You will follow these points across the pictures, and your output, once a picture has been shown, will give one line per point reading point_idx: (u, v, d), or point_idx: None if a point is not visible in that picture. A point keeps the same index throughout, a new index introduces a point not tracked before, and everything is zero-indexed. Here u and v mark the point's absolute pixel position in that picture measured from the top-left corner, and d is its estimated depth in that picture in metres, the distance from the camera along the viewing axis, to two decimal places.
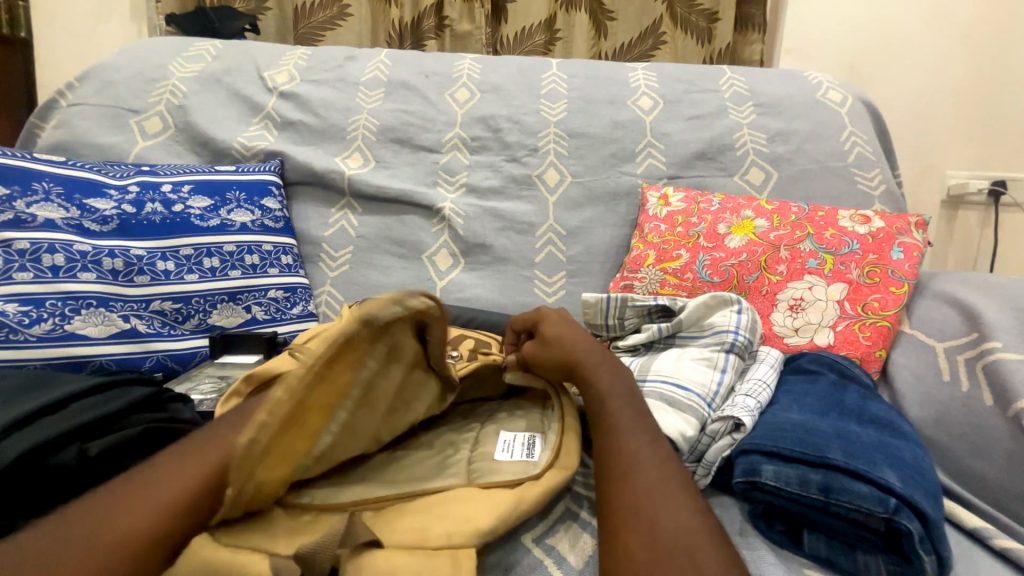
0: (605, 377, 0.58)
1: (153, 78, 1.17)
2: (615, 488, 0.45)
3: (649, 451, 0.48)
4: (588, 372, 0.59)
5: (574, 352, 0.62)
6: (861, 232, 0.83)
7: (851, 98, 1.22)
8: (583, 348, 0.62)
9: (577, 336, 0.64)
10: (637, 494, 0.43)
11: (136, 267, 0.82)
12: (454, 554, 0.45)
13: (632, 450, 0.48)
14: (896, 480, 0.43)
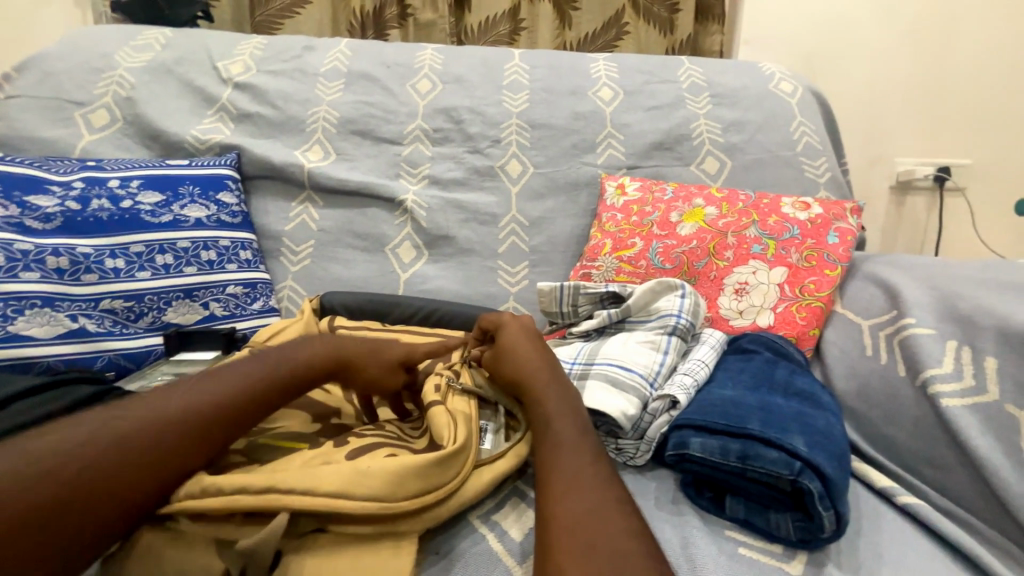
0: (551, 395, 0.58)
1: (98, 68, 1.12)
2: (549, 505, 0.46)
3: (590, 474, 0.48)
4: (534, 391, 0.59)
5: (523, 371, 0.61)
6: (802, 218, 0.87)
7: (801, 88, 1.27)
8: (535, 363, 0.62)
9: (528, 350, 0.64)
10: (565, 510, 0.45)
11: (83, 265, 0.80)
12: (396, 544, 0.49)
13: (568, 467, 0.49)
14: (803, 445, 0.48)
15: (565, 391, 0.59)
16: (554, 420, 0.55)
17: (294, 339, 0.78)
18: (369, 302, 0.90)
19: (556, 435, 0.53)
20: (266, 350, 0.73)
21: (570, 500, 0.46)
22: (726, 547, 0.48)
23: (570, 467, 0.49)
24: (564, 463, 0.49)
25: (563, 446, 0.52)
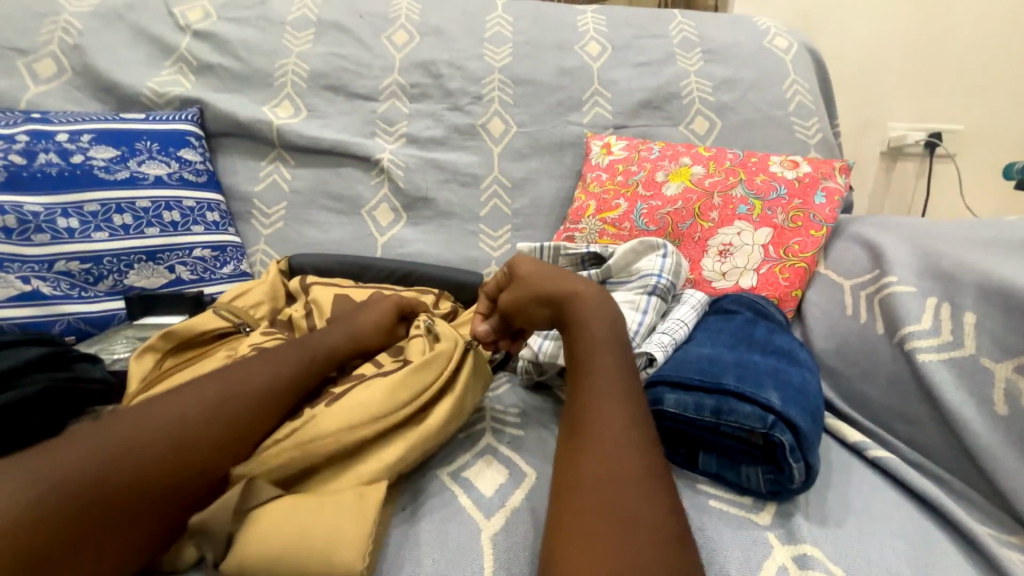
0: (595, 325, 0.55)
1: (41, 12, 1.03)
2: (589, 432, 0.46)
3: (622, 420, 0.47)
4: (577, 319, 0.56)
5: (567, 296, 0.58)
6: (789, 177, 0.85)
7: (796, 45, 1.22)
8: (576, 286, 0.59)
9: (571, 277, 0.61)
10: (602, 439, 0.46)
11: (32, 225, 0.75)
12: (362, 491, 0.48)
13: (607, 393, 0.49)
14: (777, 399, 0.47)
15: (607, 312, 0.56)
16: (595, 354, 0.52)
17: (259, 300, 0.77)
18: (344, 265, 0.87)
19: (591, 362, 0.52)
20: (230, 308, 0.72)
21: (606, 428, 0.46)
22: (696, 501, 0.48)
23: (607, 394, 0.49)
24: (601, 391, 0.49)
25: (598, 373, 0.51)
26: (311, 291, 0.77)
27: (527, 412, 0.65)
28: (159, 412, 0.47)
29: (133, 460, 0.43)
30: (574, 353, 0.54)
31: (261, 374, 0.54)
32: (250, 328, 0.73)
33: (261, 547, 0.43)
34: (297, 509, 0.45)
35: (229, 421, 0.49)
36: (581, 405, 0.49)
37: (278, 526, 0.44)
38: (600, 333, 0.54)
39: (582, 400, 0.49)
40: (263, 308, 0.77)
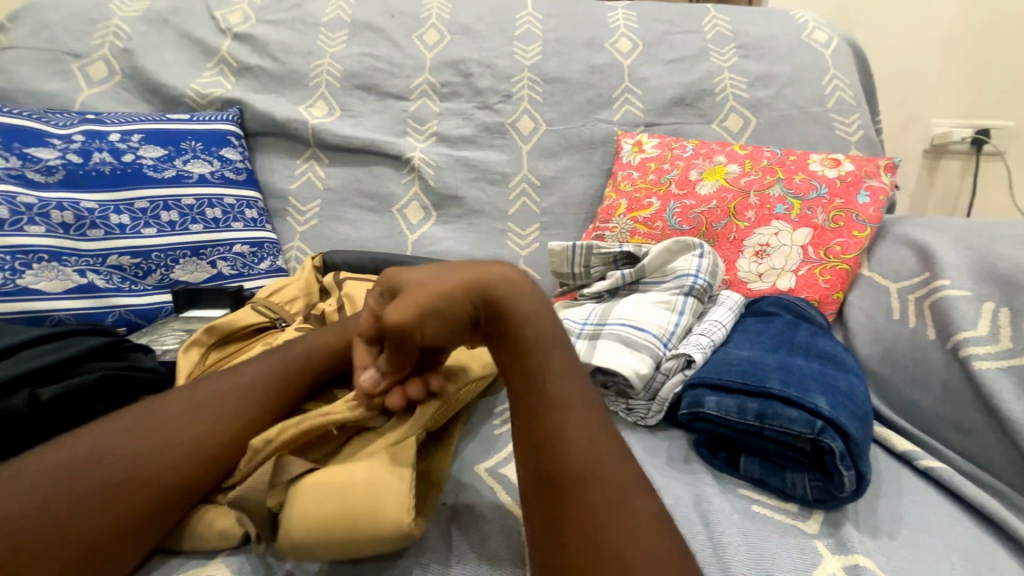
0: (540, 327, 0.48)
1: (93, 18, 1.08)
2: (552, 457, 0.41)
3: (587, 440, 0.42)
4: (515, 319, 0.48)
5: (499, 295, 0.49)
6: (831, 176, 0.82)
7: (836, 38, 1.18)
8: (497, 276, 0.50)
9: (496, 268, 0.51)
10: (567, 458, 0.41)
11: (88, 221, 0.79)
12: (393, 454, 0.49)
13: (560, 403, 0.44)
14: (825, 404, 0.46)
15: (544, 310, 0.49)
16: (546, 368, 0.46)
17: (295, 295, 0.80)
18: (376, 262, 0.88)
19: (540, 366, 0.46)
20: (268, 304, 0.74)
21: (570, 438, 0.42)
22: (738, 504, 0.47)
23: (568, 403, 0.44)
24: (552, 401, 0.44)
25: (550, 380, 0.46)
26: (345, 286, 0.79)
27: None
28: (175, 404, 0.51)
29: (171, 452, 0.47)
30: (517, 357, 0.47)
31: (270, 365, 0.57)
32: (286, 322, 0.74)
33: (300, 513, 0.44)
34: (330, 477, 0.46)
35: (238, 406, 0.52)
36: (534, 416, 0.44)
37: (319, 498, 0.45)
38: (545, 331, 0.48)
39: (535, 413, 0.44)
40: (298, 303, 0.79)
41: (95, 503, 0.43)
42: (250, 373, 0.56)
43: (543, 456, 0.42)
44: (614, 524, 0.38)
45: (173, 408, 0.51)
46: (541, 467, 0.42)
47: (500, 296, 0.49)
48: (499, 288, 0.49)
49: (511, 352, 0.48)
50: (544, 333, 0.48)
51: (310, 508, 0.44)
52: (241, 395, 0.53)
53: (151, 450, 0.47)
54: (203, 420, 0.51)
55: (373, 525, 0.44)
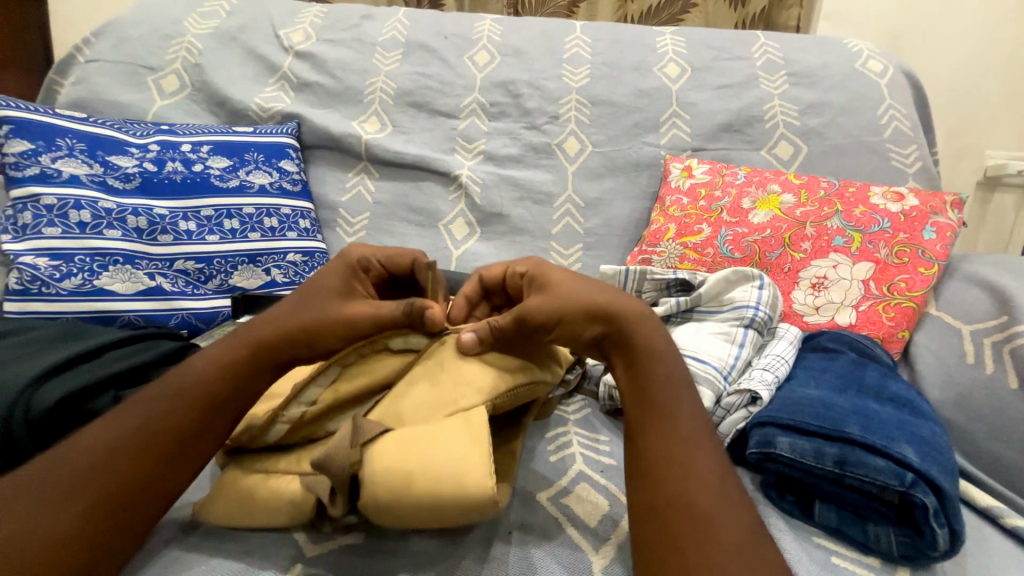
0: (663, 361, 0.51)
1: (169, 34, 1.15)
2: (668, 471, 0.43)
3: (709, 466, 0.44)
4: (642, 344, 0.52)
5: (631, 320, 0.53)
6: (893, 210, 0.80)
7: (892, 68, 1.16)
8: (636, 310, 0.54)
9: (632, 302, 0.55)
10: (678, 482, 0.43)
11: (159, 226, 0.83)
12: (467, 416, 0.49)
13: (682, 436, 0.45)
14: (913, 455, 0.45)
15: (670, 344, 0.53)
16: (661, 394, 0.49)
17: None
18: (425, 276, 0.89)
19: (665, 398, 0.48)
20: None
21: (691, 467, 0.43)
22: (816, 555, 0.45)
23: (687, 437, 0.46)
24: (676, 430, 0.46)
25: (672, 412, 0.48)
26: None
27: (615, 440, 0.64)
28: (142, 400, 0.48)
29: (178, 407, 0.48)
30: (639, 384, 0.50)
31: (223, 345, 0.53)
32: None
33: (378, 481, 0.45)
34: (410, 436, 0.47)
35: (241, 364, 0.52)
36: (652, 439, 0.46)
37: (401, 456, 0.45)
38: (672, 370, 0.51)
39: (651, 438, 0.46)
40: None
41: (76, 492, 0.41)
42: (201, 358, 0.52)
43: (658, 476, 0.44)
44: (730, 553, 0.38)
45: (136, 403, 0.48)
46: (653, 485, 0.43)
47: (628, 330, 0.53)
48: (632, 322, 0.53)
49: (631, 379, 0.51)
50: (670, 369, 0.51)
51: (390, 471, 0.45)
52: (203, 371, 0.51)
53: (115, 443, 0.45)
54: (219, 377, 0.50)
55: (456, 485, 0.44)
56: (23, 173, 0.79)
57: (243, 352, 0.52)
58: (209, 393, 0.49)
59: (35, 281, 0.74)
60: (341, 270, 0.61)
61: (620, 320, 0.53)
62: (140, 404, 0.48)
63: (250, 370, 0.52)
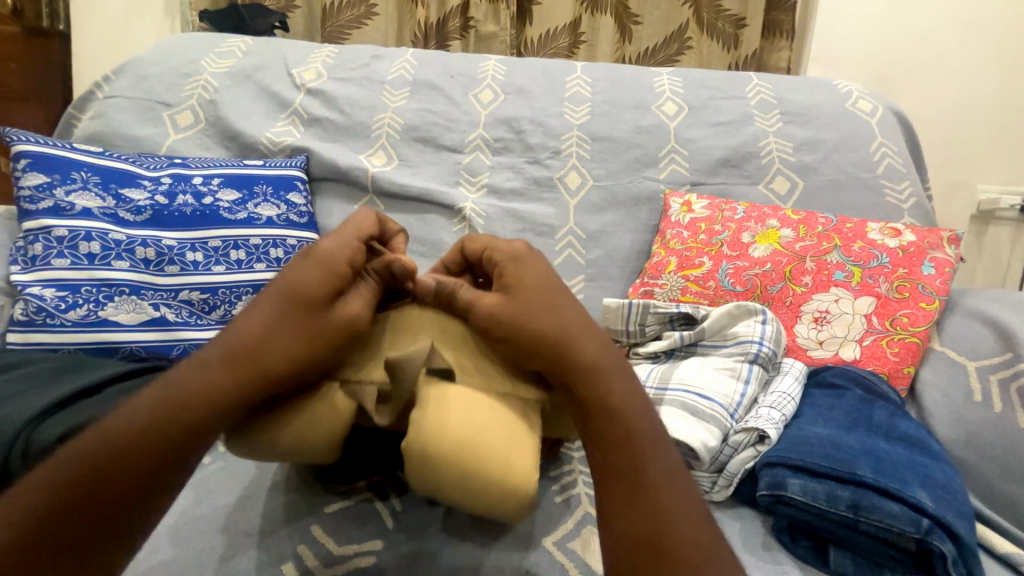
0: (614, 397, 0.45)
1: (186, 73, 1.19)
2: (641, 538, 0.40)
3: (679, 526, 0.40)
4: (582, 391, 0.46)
5: (585, 359, 0.46)
6: (891, 246, 0.81)
7: (881, 107, 1.20)
8: (587, 356, 0.46)
9: (591, 341, 0.47)
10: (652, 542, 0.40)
11: (167, 257, 0.84)
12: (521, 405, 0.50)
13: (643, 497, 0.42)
14: (928, 500, 0.45)
15: (628, 389, 0.46)
16: (628, 455, 0.43)
17: None
18: None
19: (630, 468, 0.43)
20: None
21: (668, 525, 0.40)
22: None
23: (662, 513, 0.41)
24: (647, 509, 0.41)
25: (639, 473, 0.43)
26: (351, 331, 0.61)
27: None
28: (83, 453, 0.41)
29: (139, 439, 0.41)
30: (601, 451, 0.44)
31: (154, 395, 0.43)
32: None
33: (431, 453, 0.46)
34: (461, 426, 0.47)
35: (192, 398, 0.43)
36: (619, 512, 0.42)
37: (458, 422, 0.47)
38: (637, 423, 0.45)
39: (623, 522, 0.41)
40: None
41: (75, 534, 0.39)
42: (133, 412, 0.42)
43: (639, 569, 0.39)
44: None
45: (85, 444, 0.41)
46: (627, 570, 0.39)
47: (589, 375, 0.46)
48: (579, 367, 0.46)
49: (589, 437, 0.45)
50: (629, 432, 0.44)
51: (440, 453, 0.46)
52: (155, 409, 0.42)
53: (88, 483, 0.40)
54: (167, 411, 0.42)
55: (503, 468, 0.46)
56: (36, 205, 0.81)
57: (194, 390, 0.43)
58: (166, 430, 0.42)
59: (40, 312, 0.75)
60: (299, 278, 0.47)
61: (569, 370, 0.46)
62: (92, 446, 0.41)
63: (211, 409, 0.43)
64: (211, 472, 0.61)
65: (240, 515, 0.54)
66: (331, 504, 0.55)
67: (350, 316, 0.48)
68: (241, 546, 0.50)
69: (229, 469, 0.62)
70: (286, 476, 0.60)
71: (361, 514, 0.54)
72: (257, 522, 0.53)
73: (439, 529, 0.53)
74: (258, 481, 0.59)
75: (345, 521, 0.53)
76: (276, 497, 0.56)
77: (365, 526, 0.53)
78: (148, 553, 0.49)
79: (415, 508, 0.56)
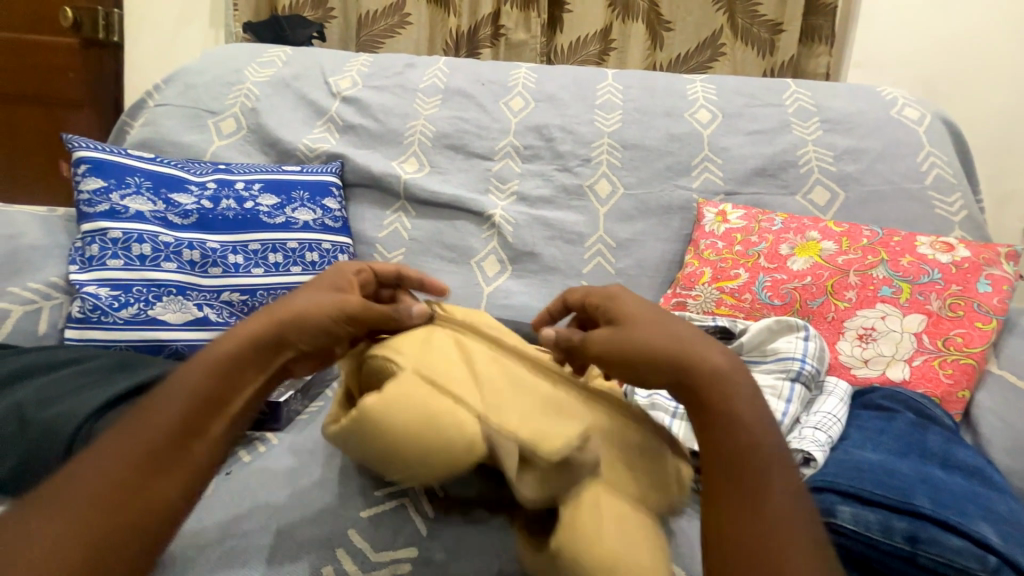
0: (741, 404, 0.40)
1: (231, 82, 1.24)
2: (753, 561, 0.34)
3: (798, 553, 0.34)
4: (714, 399, 0.41)
5: (710, 369, 0.42)
6: (943, 261, 0.77)
7: (928, 115, 1.15)
8: (713, 363, 0.42)
9: (713, 349, 0.44)
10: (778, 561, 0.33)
11: (210, 259, 0.87)
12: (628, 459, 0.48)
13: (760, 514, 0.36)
14: (993, 535, 0.42)
15: (757, 403, 0.41)
16: (751, 468, 0.38)
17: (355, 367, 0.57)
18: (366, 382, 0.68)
19: (745, 482, 0.37)
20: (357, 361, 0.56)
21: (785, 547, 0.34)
22: None
23: (772, 534, 0.35)
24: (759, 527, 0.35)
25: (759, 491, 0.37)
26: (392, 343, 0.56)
27: None
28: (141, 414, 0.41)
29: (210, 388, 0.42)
30: (713, 457, 0.39)
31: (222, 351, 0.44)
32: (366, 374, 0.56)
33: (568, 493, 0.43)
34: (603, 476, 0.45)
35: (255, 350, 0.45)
36: (729, 531, 0.36)
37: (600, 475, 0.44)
38: (762, 438, 0.39)
39: (728, 536, 0.36)
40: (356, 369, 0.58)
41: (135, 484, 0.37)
42: (162, 381, 0.43)
43: None
44: None
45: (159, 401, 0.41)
46: None
47: (716, 382, 0.41)
48: (708, 378, 0.42)
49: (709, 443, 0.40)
50: (750, 441, 0.39)
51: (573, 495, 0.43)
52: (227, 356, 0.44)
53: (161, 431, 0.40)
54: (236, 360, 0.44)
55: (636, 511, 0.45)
56: (94, 208, 0.85)
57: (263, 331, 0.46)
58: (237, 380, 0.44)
59: (95, 310, 0.79)
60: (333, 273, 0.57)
61: (692, 376, 0.42)
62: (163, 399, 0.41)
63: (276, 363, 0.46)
64: (250, 470, 0.63)
65: (279, 513, 0.55)
66: (366, 508, 0.56)
67: (343, 300, 0.50)
68: (281, 546, 0.52)
69: (266, 467, 0.63)
70: (322, 478, 0.61)
71: (395, 519, 0.55)
72: (295, 521, 0.54)
73: (472, 540, 0.53)
74: (295, 481, 0.60)
75: (380, 526, 0.54)
76: (313, 498, 0.57)
77: (398, 533, 0.53)
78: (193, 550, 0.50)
79: (447, 516, 0.56)
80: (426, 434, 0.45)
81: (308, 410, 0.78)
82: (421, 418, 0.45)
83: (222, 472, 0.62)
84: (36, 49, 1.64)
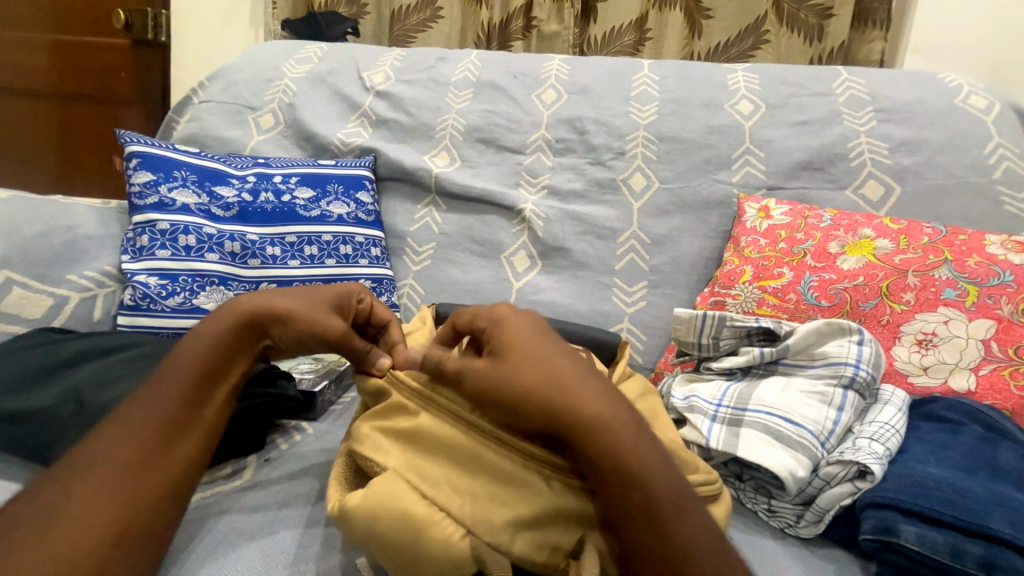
0: (636, 453, 0.41)
1: (269, 78, 1.27)
2: None
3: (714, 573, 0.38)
4: (614, 451, 0.41)
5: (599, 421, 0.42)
6: (1016, 262, 0.71)
7: (998, 104, 1.06)
8: (594, 410, 0.42)
9: (593, 387, 0.44)
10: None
11: (250, 251, 0.90)
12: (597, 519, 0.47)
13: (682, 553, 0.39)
14: None
15: (651, 444, 0.43)
16: (662, 515, 0.40)
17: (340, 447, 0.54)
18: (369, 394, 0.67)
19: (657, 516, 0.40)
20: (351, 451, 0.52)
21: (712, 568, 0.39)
22: None
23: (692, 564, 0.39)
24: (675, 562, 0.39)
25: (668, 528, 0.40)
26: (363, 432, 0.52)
27: None
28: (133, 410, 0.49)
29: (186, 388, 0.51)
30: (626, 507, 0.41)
31: (195, 359, 0.53)
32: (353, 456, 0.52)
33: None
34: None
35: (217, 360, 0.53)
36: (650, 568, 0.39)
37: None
38: (663, 483, 0.41)
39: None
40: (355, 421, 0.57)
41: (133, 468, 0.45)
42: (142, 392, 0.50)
43: None
44: None
45: (148, 401, 0.49)
46: None
47: (591, 425, 0.42)
48: (594, 428, 0.42)
49: (607, 492, 0.41)
50: (651, 481, 0.41)
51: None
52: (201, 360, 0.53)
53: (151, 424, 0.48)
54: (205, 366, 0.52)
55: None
56: (144, 201, 0.89)
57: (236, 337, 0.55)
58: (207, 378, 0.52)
59: (145, 298, 0.82)
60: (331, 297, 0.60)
61: (570, 428, 0.42)
62: (152, 399, 0.49)
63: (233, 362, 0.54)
64: (286, 460, 0.65)
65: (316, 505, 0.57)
66: None
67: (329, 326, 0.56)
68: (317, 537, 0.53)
69: (303, 458, 0.65)
70: None
71: None
72: None
73: None
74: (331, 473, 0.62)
75: None
76: None
77: None
78: (235, 536, 0.52)
79: None
80: (405, 546, 0.42)
81: (341, 401, 0.80)
82: (400, 526, 0.42)
83: (262, 458, 0.65)
84: (92, 50, 1.73)
